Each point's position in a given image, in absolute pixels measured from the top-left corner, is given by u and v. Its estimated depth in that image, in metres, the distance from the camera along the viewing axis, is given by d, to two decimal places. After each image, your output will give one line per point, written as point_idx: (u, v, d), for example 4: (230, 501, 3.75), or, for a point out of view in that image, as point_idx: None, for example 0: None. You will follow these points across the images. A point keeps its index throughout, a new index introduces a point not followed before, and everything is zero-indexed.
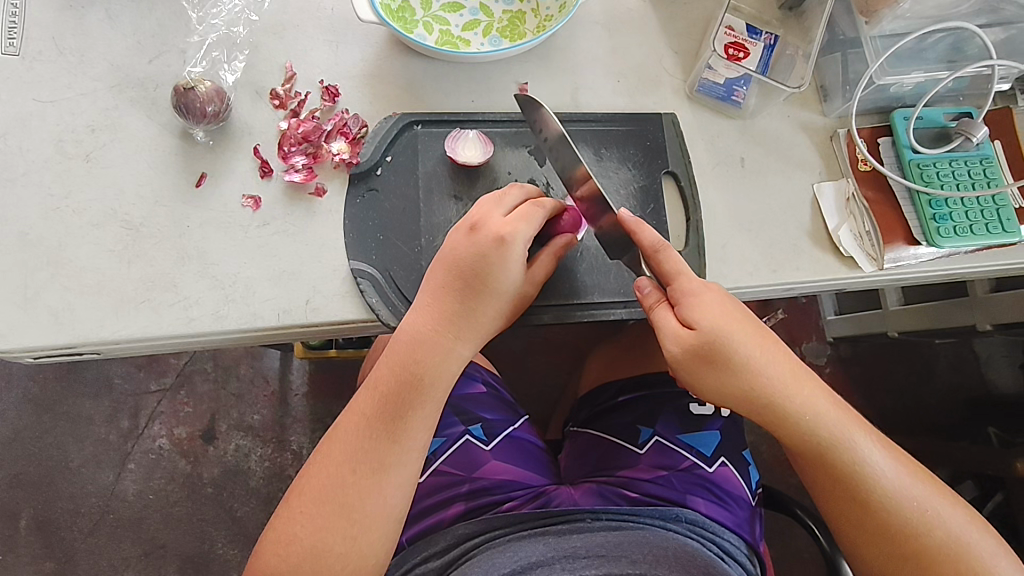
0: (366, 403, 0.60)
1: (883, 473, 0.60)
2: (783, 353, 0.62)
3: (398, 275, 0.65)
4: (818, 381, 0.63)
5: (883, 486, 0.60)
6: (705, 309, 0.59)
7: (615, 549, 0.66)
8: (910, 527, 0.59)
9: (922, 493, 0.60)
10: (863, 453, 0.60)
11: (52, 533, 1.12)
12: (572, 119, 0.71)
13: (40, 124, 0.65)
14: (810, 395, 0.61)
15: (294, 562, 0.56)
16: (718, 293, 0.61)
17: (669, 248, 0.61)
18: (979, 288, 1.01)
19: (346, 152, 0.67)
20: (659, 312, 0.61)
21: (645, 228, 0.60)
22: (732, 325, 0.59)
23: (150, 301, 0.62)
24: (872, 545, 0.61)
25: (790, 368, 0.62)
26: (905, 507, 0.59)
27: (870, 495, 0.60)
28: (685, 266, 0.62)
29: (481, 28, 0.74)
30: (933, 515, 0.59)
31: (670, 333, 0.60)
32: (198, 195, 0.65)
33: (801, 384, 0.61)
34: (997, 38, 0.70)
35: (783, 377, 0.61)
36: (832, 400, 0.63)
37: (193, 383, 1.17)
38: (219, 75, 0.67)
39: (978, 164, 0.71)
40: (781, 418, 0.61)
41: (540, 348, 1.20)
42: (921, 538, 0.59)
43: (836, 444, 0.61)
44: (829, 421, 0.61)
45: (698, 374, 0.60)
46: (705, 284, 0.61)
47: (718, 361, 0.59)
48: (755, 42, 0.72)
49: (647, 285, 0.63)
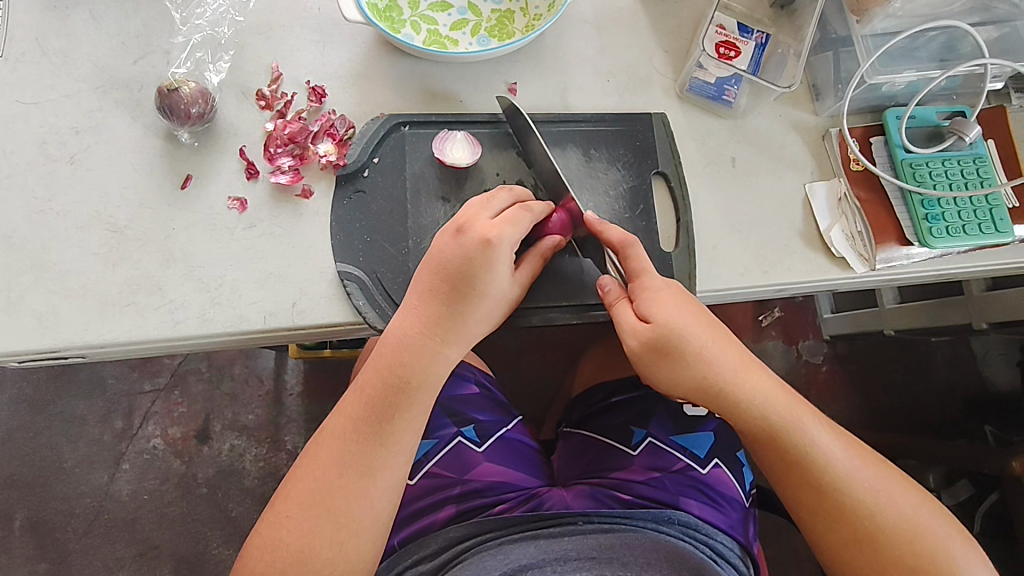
0: (353, 406, 0.60)
1: (834, 457, 0.60)
2: (738, 347, 0.62)
3: (386, 277, 0.64)
4: (768, 368, 0.63)
5: (835, 470, 0.60)
6: (661, 303, 0.59)
7: (607, 552, 0.66)
8: (863, 509, 0.59)
9: (874, 476, 0.60)
10: (814, 438, 0.60)
11: (45, 534, 1.12)
12: (561, 120, 0.70)
13: (24, 126, 0.65)
14: (760, 382, 0.61)
15: (279, 568, 0.56)
16: (676, 288, 0.61)
17: (636, 244, 0.61)
18: (975, 288, 1.01)
19: (332, 153, 0.66)
20: (619, 308, 0.62)
21: (609, 227, 0.61)
22: (685, 317, 0.59)
23: (135, 305, 0.62)
24: (829, 531, 0.60)
25: (741, 356, 0.62)
26: (858, 492, 0.59)
27: (823, 480, 0.60)
28: (648, 262, 0.62)
29: (469, 27, 0.73)
30: (885, 498, 0.59)
31: (627, 326, 0.61)
32: (183, 197, 0.65)
33: (751, 372, 0.61)
34: (990, 37, 0.69)
35: (734, 365, 0.61)
36: (786, 391, 0.63)
37: (186, 383, 1.17)
38: (204, 76, 0.67)
39: (972, 164, 0.70)
40: (735, 409, 0.61)
41: (535, 347, 1.19)
42: (874, 520, 0.58)
43: (787, 430, 0.60)
44: (780, 409, 0.61)
45: (654, 365, 0.61)
46: (665, 281, 0.61)
47: (673, 353, 0.59)
48: (747, 40, 0.71)
49: (609, 283, 0.64)
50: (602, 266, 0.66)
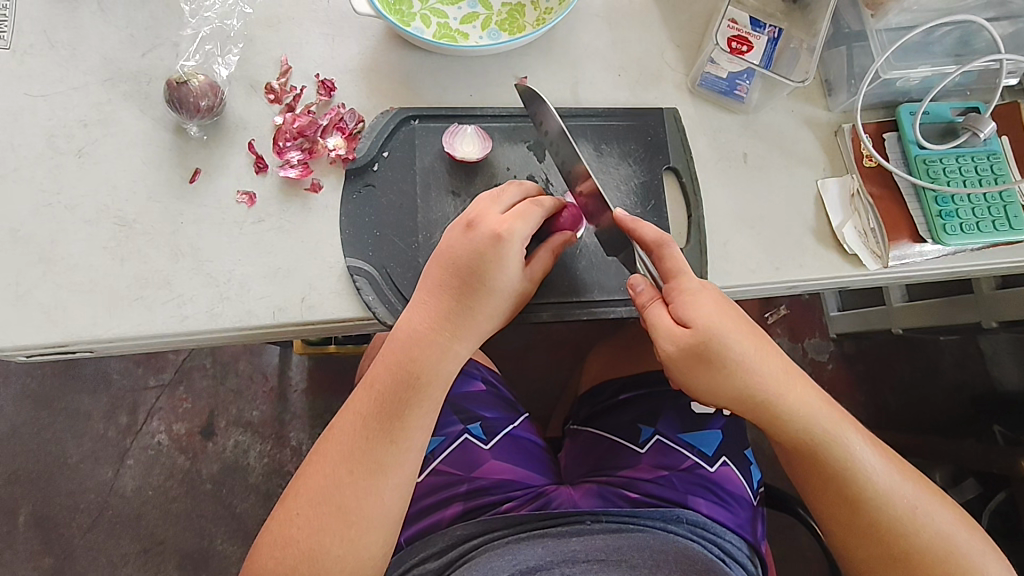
0: (363, 402, 0.59)
1: (873, 470, 0.60)
2: (776, 352, 0.62)
3: (395, 272, 0.64)
4: (807, 379, 0.63)
5: (872, 484, 0.60)
6: (702, 307, 0.58)
7: (615, 553, 0.65)
8: (900, 526, 0.59)
9: (910, 491, 0.60)
10: (854, 451, 0.60)
11: (51, 529, 1.12)
12: (571, 114, 0.69)
13: (32, 119, 0.64)
14: (798, 392, 0.61)
15: (289, 565, 0.56)
16: (714, 291, 0.60)
17: (670, 243, 0.60)
18: (984, 286, 0.99)
19: (342, 147, 0.66)
20: (653, 309, 0.60)
21: (643, 226, 0.60)
22: (729, 326, 0.58)
23: (143, 298, 0.61)
24: (861, 545, 0.60)
25: (782, 366, 0.61)
26: (894, 505, 0.59)
27: (860, 494, 0.60)
28: (683, 263, 0.61)
29: (479, 21, 0.72)
30: (922, 514, 0.59)
31: (663, 330, 0.59)
32: (192, 191, 0.64)
33: (793, 383, 0.61)
34: (1005, 32, 0.68)
35: (775, 375, 0.60)
36: (823, 398, 0.62)
37: (191, 379, 1.17)
38: (213, 68, 0.66)
39: (986, 160, 0.69)
40: (771, 416, 0.60)
41: (543, 344, 1.19)
42: (910, 537, 0.59)
43: (826, 441, 0.60)
44: (818, 418, 0.61)
45: (692, 373, 0.60)
46: (701, 283, 0.60)
47: (714, 362, 0.58)
48: (759, 35, 0.70)
49: (640, 283, 0.62)
50: (631, 263, 0.65)
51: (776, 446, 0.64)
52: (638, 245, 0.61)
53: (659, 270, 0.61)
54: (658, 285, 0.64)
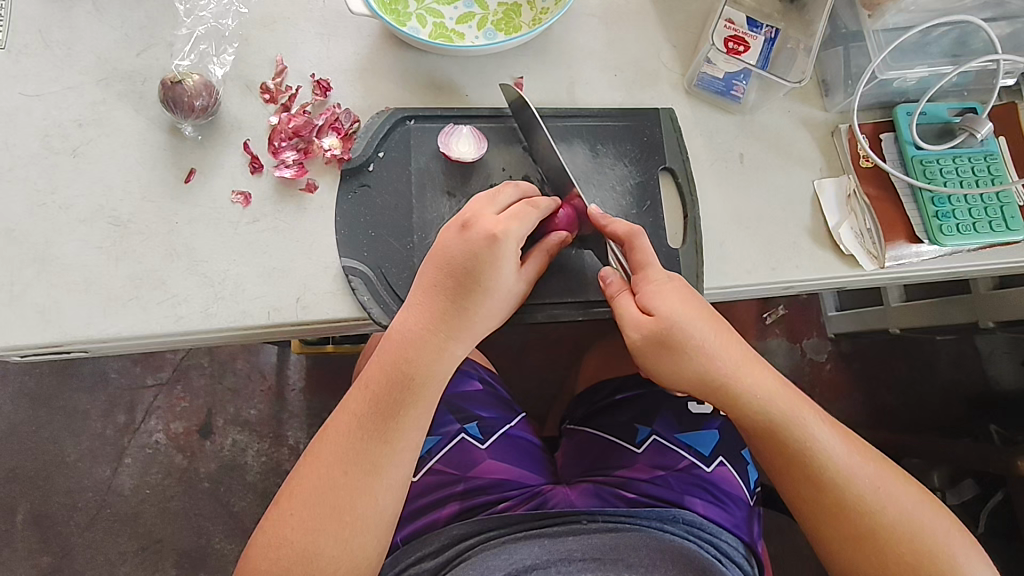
0: (355, 401, 0.59)
1: (834, 453, 0.60)
2: (739, 341, 0.62)
3: (391, 273, 0.64)
4: (769, 365, 0.63)
5: (833, 465, 0.60)
6: (666, 298, 0.59)
7: (612, 552, 0.65)
8: (863, 506, 0.59)
9: (873, 472, 0.60)
10: (814, 434, 0.61)
11: (48, 528, 1.12)
12: (568, 114, 0.69)
13: (26, 118, 0.64)
14: (760, 378, 0.61)
15: (284, 565, 0.56)
16: (679, 281, 0.61)
17: (641, 236, 0.61)
18: (981, 286, 0.98)
19: (337, 148, 0.65)
20: (622, 301, 0.61)
21: (612, 220, 0.60)
22: (691, 312, 0.59)
23: (138, 298, 0.61)
24: (825, 525, 0.60)
25: (743, 353, 0.62)
26: (856, 486, 0.59)
27: (823, 476, 0.60)
28: (653, 256, 0.62)
29: (475, 20, 0.72)
30: (884, 494, 0.59)
31: (628, 319, 0.60)
32: (187, 191, 0.64)
33: (753, 368, 0.61)
34: (1003, 32, 0.68)
35: (735, 361, 0.61)
36: (786, 385, 0.63)
37: (189, 378, 1.17)
38: (208, 68, 0.66)
39: (982, 161, 0.69)
40: (732, 401, 0.61)
41: (540, 343, 1.19)
42: (873, 517, 0.59)
43: (788, 425, 0.61)
44: (779, 403, 0.61)
45: (656, 359, 0.60)
46: (668, 274, 0.61)
47: (677, 348, 0.59)
48: (756, 36, 0.70)
49: (611, 275, 0.63)
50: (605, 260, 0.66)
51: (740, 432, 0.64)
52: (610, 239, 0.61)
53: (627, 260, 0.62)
54: (627, 277, 0.64)
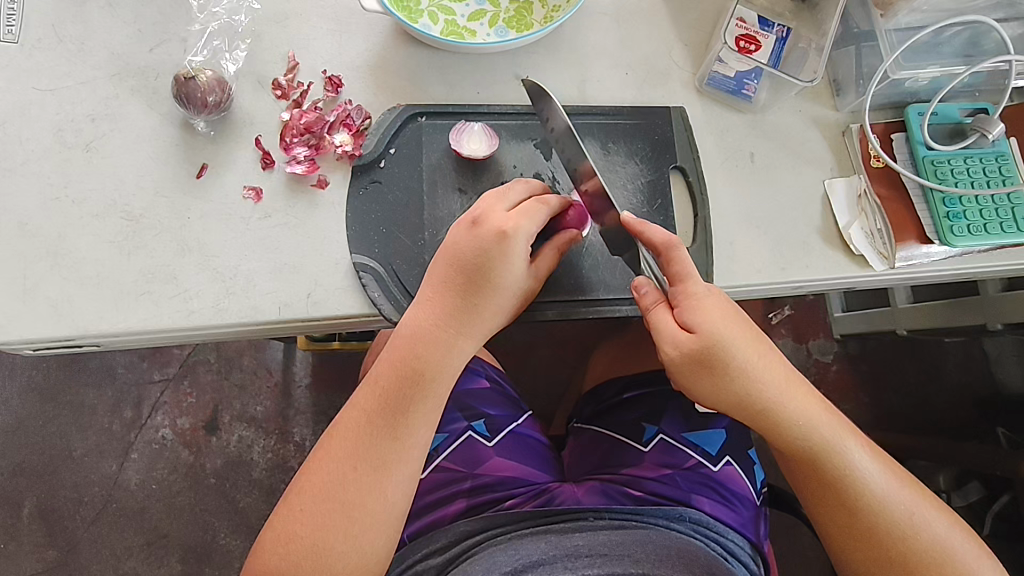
0: (367, 397, 0.59)
1: (871, 477, 0.60)
2: (779, 359, 0.62)
3: (401, 269, 0.64)
4: (810, 387, 0.63)
5: (871, 490, 0.60)
6: (707, 313, 0.58)
7: (618, 547, 0.65)
8: (899, 531, 0.59)
9: (909, 498, 0.60)
10: (853, 459, 0.60)
11: (55, 522, 1.12)
12: (577, 113, 0.69)
13: (40, 113, 0.64)
14: (802, 401, 0.61)
15: (293, 561, 0.56)
16: (719, 296, 0.60)
17: (677, 246, 0.60)
18: (990, 288, 0.99)
19: (349, 144, 0.66)
20: (658, 313, 0.60)
21: (649, 228, 0.59)
22: (732, 331, 0.58)
23: (150, 293, 0.61)
24: (859, 549, 0.60)
25: (784, 373, 0.61)
26: (892, 511, 0.59)
27: (859, 500, 0.60)
28: (692, 268, 0.60)
29: (487, 18, 0.72)
30: (919, 520, 0.60)
31: (667, 334, 0.59)
32: (199, 186, 0.64)
33: (794, 390, 0.61)
34: (1015, 33, 0.68)
35: (777, 382, 0.60)
36: (824, 406, 0.63)
37: (196, 374, 1.17)
38: (221, 64, 0.67)
39: (994, 162, 0.69)
40: (772, 424, 0.60)
41: (545, 342, 1.19)
42: (908, 542, 0.59)
43: (827, 448, 0.60)
44: (820, 426, 0.61)
45: (694, 377, 0.60)
46: (708, 288, 0.60)
47: (717, 368, 0.59)
48: (767, 35, 0.70)
49: (645, 286, 0.61)
50: (636, 265, 0.65)
51: (776, 451, 0.64)
52: (645, 246, 0.60)
53: (666, 274, 0.61)
54: (663, 288, 0.63)
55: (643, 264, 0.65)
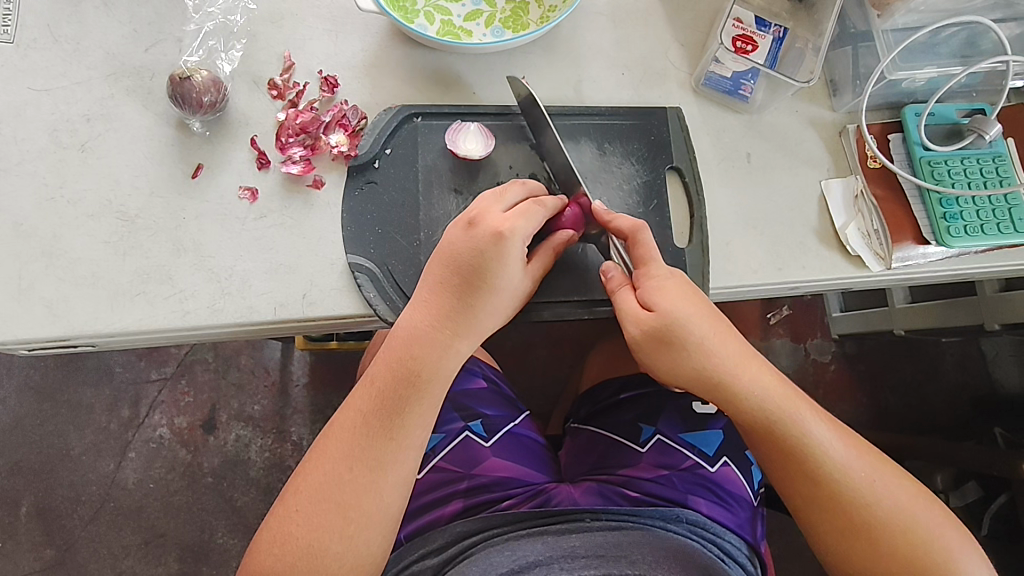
0: (363, 398, 0.59)
1: (830, 448, 0.60)
2: (738, 337, 0.62)
3: (397, 270, 0.64)
4: (768, 364, 0.63)
5: (830, 460, 0.60)
6: (666, 292, 0.59)
7: (615, 549, 0.65)
8: (859, 499, 0.59)
9: (869, 467, 0.60)
10: (811, 430, 0.61)
11: (53, 521, 1.12)
12: (574, 114, 0.69)
13: (35, 112, 0.64)
14: (760, 376, 0.61)
15: (288, 562, 0.56)
16: (680, 276, 0.61)
17: (645, 231, 0.60)
18: (987, 288, 0.99)
19: (344, 144, 0.65)
20: (622, 294, 0.61)
21: (617, 217, 0.60)
22: (689, 307, 0.59)
23: (145, 293, 0.61)
24: (823, 520, 0.60)
25: (741, 349, 0.62)
26: (852, 480, 0.60)
27: (820, 471, 0.60)
28: (656, 251, 0.61)
29: (483, 18, 0.72)
30: (880, 488, 0.60)
31: (628, 313, 0.60)
32: (194, 186, 0.64)
33: (752, 365, 0.61)
34: (1012, 33, 0.68)
35: (734, 357, 0.61)
36: (782, 381, 0.63)
37: (193, 373, 1.17)
38: (216, 64, 0.66)
39: (991, 163, 0.69)
40: (730, 398, 0.61)
41: (543, 341, 1.19)
42: (869, 511, 0.59)
43: (786, 421, 0.61)
44: (776, 399, 0.61)
45: (655, 353, 0.60)
46: (670, 270, 0.61)
47: (675, 343, 0.59)
48: (764, 35, 0.69)
49: (612, 269, 0.63)
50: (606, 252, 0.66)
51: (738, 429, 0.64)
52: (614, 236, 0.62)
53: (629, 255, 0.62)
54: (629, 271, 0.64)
55: (613, 251, 0.66)
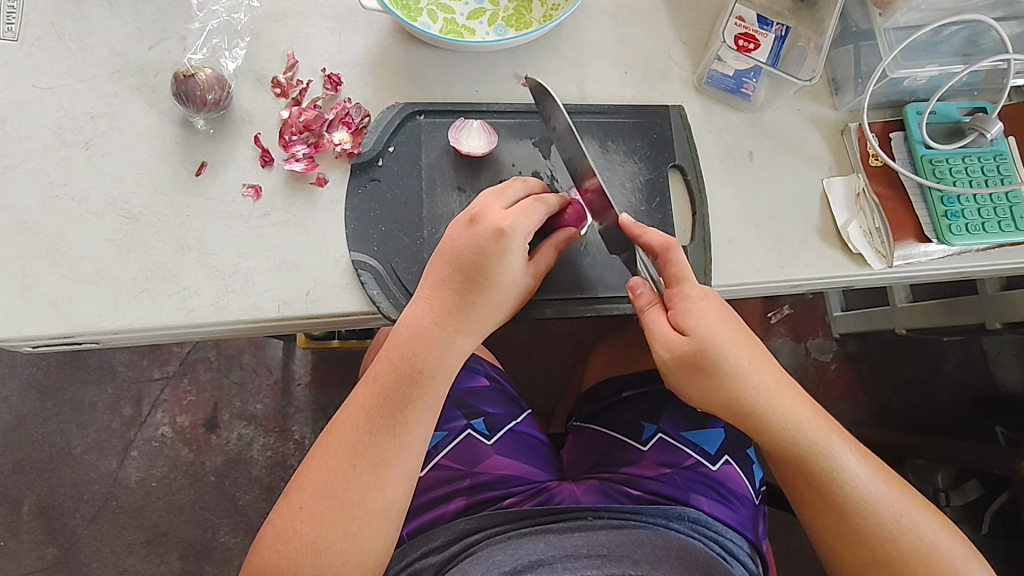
0: (366, 396, 0.59)
1: (859, 479, 0.60)
2: (771, 362, 0.62)
3: (400, 267, 0.64)
4: (800, 391, 0.63)
5: (859, 492, 0.60)
6: (700, 315, 0.58)
7: (617, 548, 0.65)
8: (887, 532, 0.59)
9: (898, 500, 0.60)
10: (841, 460, 0.61)
11: (55, 519, 1.13)
12: (577, 112, 0.69)
13: (39, 110, 0.65)
14: (792, 404, 0.61)
15: (292, 559, 0.56)
16: (714, 298, 0.60)
17: (677, 247, 0.60)
18: (989, 287, 0.99)
19: (348, 142, 0.66)
20: (651, 313, 0.61)
21: (648, 232, 0.59)
22: (724, 332, 0.58)
23: (149, 291, 0.62)
24: (848, 550, 0.60)
25: (775, 375, 0.61)
26: (880, 512, 0.59)
27: (847, 501, 0.60)
28: (689, 269, 0.60)
29: (486, 16, 0.72)
30: (908, 522, 0.60)
31: (660, 336, 0.60)
32: (198, 184, 0.64)
33: (783, 391, 0.61)
34: (1013, 32, 0.68)
35: (768, 384, 0.60)
36: (814, 408, 0.63)
37: (196, 372, 1.17)
38: (220, 62, 0.67)
39: (992, 161, 0.69)
40: (762, 425, 0.60)
41: (544, 340, 1.19)
42: (896, 545, 0.59)
43: (815, 450, 0.61)
44: (809, 428, 0.61)
45: (686, 378, 0.60)
46: (703, 290, 0.60)
47: (707, 370, 0.59)
48: (766, 33, 0.70)
49: (640, 286, 0.62)
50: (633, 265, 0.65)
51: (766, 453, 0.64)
52: (644, 249, 0.60)
53: (662, 274, 0.61)
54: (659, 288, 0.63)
55: (639, 264, 0.66)
